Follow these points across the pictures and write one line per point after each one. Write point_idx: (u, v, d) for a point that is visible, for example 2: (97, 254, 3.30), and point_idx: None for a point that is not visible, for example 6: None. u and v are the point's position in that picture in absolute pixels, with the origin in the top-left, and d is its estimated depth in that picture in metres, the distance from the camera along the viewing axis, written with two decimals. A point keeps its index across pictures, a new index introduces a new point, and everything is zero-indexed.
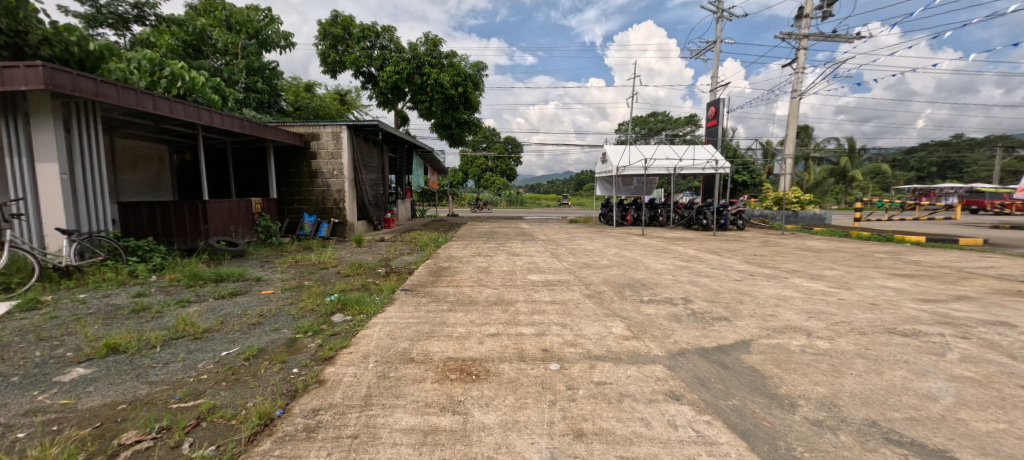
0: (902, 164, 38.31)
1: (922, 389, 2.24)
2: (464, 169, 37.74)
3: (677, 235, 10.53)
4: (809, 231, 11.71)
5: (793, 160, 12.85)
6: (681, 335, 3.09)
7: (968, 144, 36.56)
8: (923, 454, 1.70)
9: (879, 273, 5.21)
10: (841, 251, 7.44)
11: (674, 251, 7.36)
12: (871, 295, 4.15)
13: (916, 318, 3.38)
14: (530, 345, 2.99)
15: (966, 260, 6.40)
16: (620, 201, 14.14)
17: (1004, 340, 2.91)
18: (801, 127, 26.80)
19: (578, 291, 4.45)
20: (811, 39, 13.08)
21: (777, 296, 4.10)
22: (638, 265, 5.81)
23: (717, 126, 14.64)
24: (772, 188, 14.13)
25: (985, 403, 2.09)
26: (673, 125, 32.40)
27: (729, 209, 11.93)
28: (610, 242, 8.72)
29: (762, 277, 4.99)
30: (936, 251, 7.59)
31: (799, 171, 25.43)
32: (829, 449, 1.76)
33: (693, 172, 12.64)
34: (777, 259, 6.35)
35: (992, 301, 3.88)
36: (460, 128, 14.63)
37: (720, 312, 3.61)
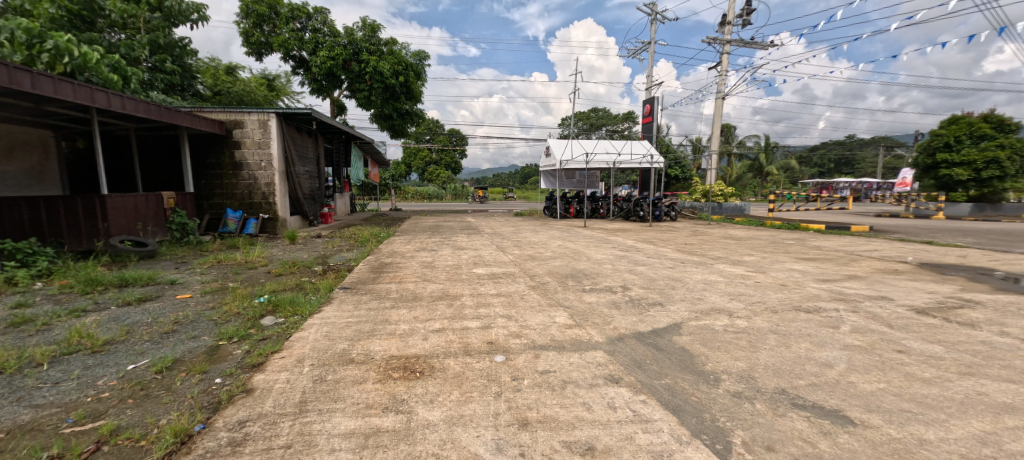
0: (807, 160, 43.31)
1: (822, 358, 2.55)
2: (408, 161, 36.96)
3: (617, 227, 11.08)
4: (732, 221, 12.85)
5: (718, 156, 13.97)
6: (620, 321, 3.24)
7: (858, 144, 42.19)
8: (821, 415, 1.94)
9: (788, 258, 5.85)
10: (757, 238, 8.26)
11: (613, 241, 7.72)
12: (782, 277, 4.64)
13: (817, 296, 3.84)
14: (475, 339, 2.97)
15: (854, 244, 7.39)
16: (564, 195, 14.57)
17: (884, 312, 3.39)
18: (725, 126, 29.27)
19: (523, 282, 4.50)
20: (734, 45, 14.19)
21: (704, 281, 4.44)
22: (581, 255, 6.02)
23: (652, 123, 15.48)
24: (700, 181, 15.28)
25: (870, 367, 2.42)
26: (613, 121, 33.91)
27: (663, 201, 12.73)
28: (554, 234, 8.93)
29: (692, 264, 5.38)
30: (832, 237, 8.68)
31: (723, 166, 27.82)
32: (746, 417, 1.94)
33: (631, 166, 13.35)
34: (704, 247, 6.88)
35: (875, 279, 4.52)
36: (402, 119, 14.14)
37: (655, 297, 3.85)
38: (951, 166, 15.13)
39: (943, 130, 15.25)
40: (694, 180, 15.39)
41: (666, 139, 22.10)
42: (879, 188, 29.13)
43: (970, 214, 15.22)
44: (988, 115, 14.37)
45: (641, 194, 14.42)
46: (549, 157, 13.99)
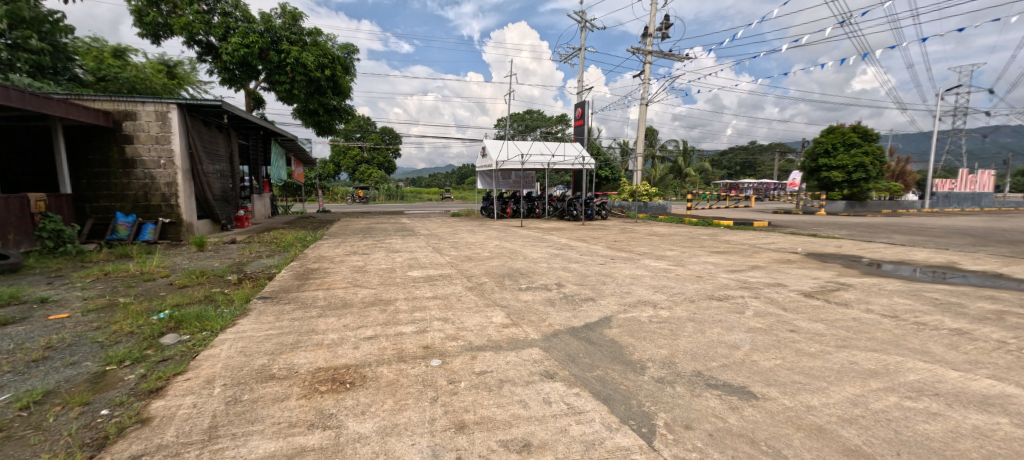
0: (718, 163, 48.05)
1: (731, 341, 2.83)
2: (337, 160, 34.95)
3: (552, 226, 11.42)
4: (656, 219, 13.84)
5: (642, 158, 14.99)
6: (555, 317, 3.33)
7: (758, 149, 47.77)
8: (731, 392, 2.15)
9: (703, 251, 6.44)
10: (678, 234, 8.98)
11: (549, 240, 7.94)
12: (698, 269, 5.09)
13: (727, 285, 4.27)
14: (410, 344, 2.87)
15: (756, 238, 8.35)
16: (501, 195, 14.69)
17: (780, 296, 3.86)
18: (649, 131, 31.53)
19: (460, 284, 4.45)
20: (654, 55, 15.31)
21: (632, 276, 4.72)
22: (518, 255, 6.10)
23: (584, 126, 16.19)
24: (628, 182, 16.27)
25: (769, 346, 2.74)
26: (547, 123, 34.94)
27: (595, 201, 13.36)
28: (491, 234, 8.95)
29: (621, 260, 5.70)
30: (738, 232, 9.71)
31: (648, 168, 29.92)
32: (669, 400, 2.09)
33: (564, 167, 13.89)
34: (632, 243, 7.33)
35: (772, 268, 5.13)
36: (329, 116, 13.32)
37: (588, 293, 4.02)
38: (831, 169, 17.65)
39: (824, 138, 17.77)
40: (622, 180, 16.35)
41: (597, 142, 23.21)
42: (775, 188, 33.22)
43: (845, 210, 17.80)
44: (856, 126, 16.95)
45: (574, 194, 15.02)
46: (485, 157, 14.00)
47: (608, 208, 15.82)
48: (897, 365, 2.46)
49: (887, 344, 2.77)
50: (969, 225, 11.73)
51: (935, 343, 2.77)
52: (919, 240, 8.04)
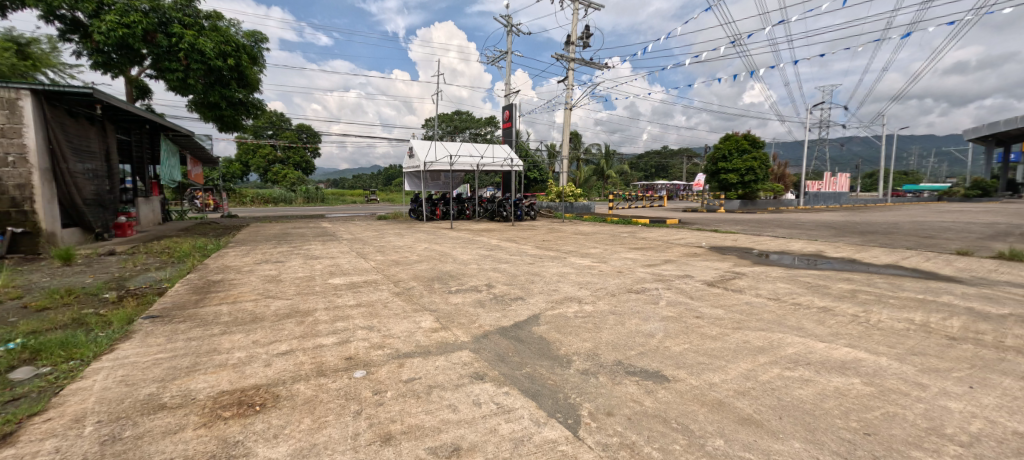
0: (636, 166, 51.85)
1: (647, 330, 3.06)
2: (245, 159, 31.66)
3: (483, 227, 11.46)
4: (581, 218, 14.55)
5: (568, 160, 15.66)
6: (485, 319, 3.33)
7: (670, 154, 52.48)
8: (646, 377, 2.33)
9: (623, 248, 6.90)
10: (601, 233, 9.53)
11: (479, 241, 7.95)
12: (619, 265, 5.44)
13: (643, 279, 4.62)
14: (331, 356, 2.68)
15: (668, 234, 9.16)
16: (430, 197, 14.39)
17: (688, 287, 4.27)
18: (573, 134, 33.08)
19: (387, 289, 4.27)
20: (577, 63, 16.09)
21: (559, 274, 4.90)
22: (447, 257, 6.02)
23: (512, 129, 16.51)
24: (554, 183, 16.89)
25: (679, 332, 3.01)
26: (477, 125, 35.02)
27: (524, 202, 13.69)
28: (420, 237, 8.73)
29: (548, 259, 5.89)
30: (654, 229, 10.58)
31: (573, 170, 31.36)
32: (592, 390, 2.20)
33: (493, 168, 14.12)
34: (559, 243, 7.62)
35: (681, 261, 5.66)
36: (233, 110, 12.02)
37: (517, 292, 4.09)
38: (728, 172, 20.00)
39: (722, 144, 20.05)
40: (550, 182, 16.93)
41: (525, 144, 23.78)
42: (684, 189, 36.75)
43: (739, 208, 20.32)
44: (747, 135, 19.35)
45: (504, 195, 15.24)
46: (412, 158, 13.61)
47: (536, 208, 16.27)
48: (780, 341, 2.85)
49: (772, 323, 3.19)
50: (831, 219, 14.06)
51: (807, 320, 3.25)
52: (795, 233, 9.43)
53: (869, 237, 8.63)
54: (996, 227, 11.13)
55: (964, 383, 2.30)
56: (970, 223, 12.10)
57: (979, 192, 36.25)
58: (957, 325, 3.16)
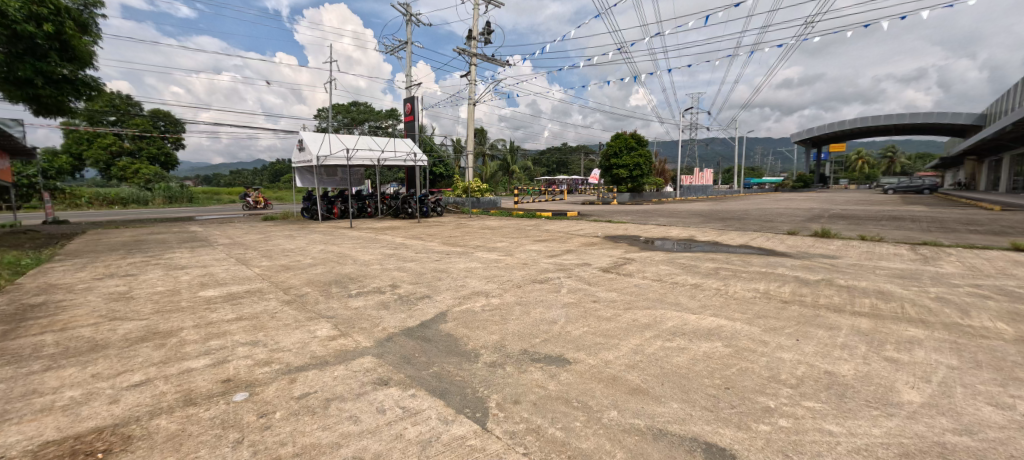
0: (539, 161, 54.24)
1: (550, 317, 3.23)
2: (75, 151, 25.56)
3: (386, 225, 10.93)
4: (489, 213, 14.77)
5: (473, 156, 15.75)
6: (389, 321, 3.18)
7: (569, 150, 56.03)
8: (550, 362, 2.46)
9: (528, 240, 7.17)
10: (507, 227, 9.77)
11: (382, 240, 7.56)
12: (524, 257, 5.64)
13: (546, 269, 4.86)
14: (203, 381, 2.30)
15: (568, 226, 9.77)
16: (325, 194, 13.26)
17: (586, 274, 4.60)
18: (478, 130, 33.34)
19: (275, 298, 3.82)
20: (479, 59, 16.17)
21: (466, 269, 4.90)
22: (346, 259, 5.61)
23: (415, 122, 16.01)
24: (461, 178, 16.85)
25: (579, 316, 3.23)
26: (376, 117, 33.18)
27: (429, 198, 13.42)
28: (314, 238, 7.98)
29: (456, 254, 5.86)
30: (556, 222, 11.19)
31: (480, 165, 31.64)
32: (500, 381, 2.24)
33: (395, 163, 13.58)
34: (466, 238, 7.62)
35: (580, 251, 6.09)
36: (57, 89, 9.53)
37: (423, 291, 3.99)
38: (619, 168, 21.99)
39: (613, 142, 22.08)
40: (456, 177, 16.84)
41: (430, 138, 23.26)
42: (583, 183, 39.58)
43: (629, 200, 22.25)
44: (634, 134, 21.59)
45: (409, 191, 14.74)
46: (303, 152, 12.38)
47: (443, 204, 16.14)
48: (662, 316, 3.23)
49: (655, 301, 3.61)
50: (699, 209, 16.40)
51: (683, 296, 3.74)
52: (673, 221, 10.79)
53: (727, 223, 10.26)
54: (811, 211, 14.11)
55: (793, 336, 2.87)
56: (795, 209, 15.15)
57: (801, 185, 45.64)
58: (788, 291, 3.93)
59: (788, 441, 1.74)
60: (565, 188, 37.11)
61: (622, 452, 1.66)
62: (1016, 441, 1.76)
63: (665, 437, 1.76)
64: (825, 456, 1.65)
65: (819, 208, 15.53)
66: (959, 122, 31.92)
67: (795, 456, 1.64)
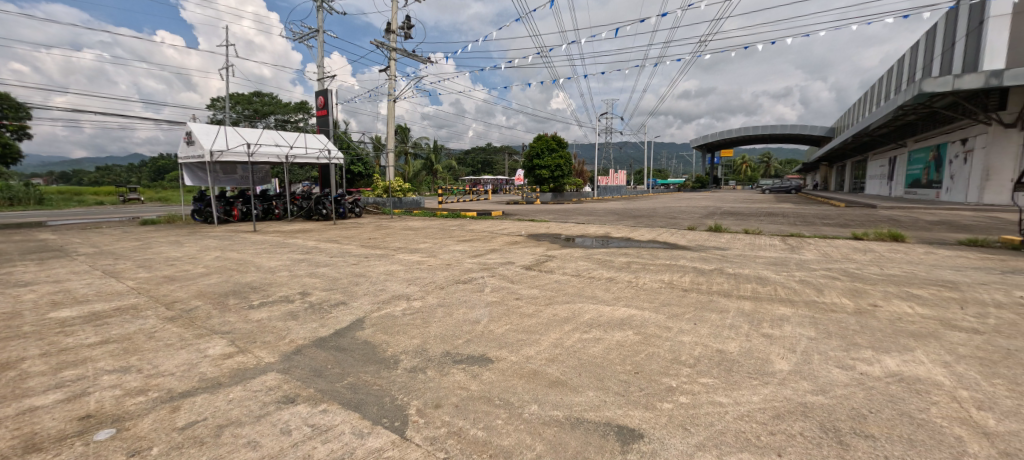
0: (464, 161, 54.05)
1: (473, 317, 3.22)
2: None
3: (297, 228, 10.07)
4: (412, 213, 14.37)
5: (395, 154, 15.18)
6: (297, 332, 2.92)
7: (494, 151, 56.68)
8: (472, 362, 2.45)
9: (452, 241, 7.09)
10: (431, 227, 9.57)
11: (291, 244, 6.94)
12: (448, 257, 5.56)
13: (470, 269, 4.84)
14: (50, 422, 1.89)
15: (492, 225, 9.89)
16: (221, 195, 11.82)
17: (510, 272, 4.68)
18: (400, 127, 32.24)
19: (155, 315, 3.29)
20: (399, 53, 15.62)
21: (386, 272, 4.69)
22: (247, 266, 5.04)
23: (329, 117, 15.01)
24: (381, 177, 16.16)
25: (502, 314, 3.28)
26: (284, 110, 30.30)
27: (346, 198, 12.67)
28: (207, 244, 7.04)
29: (375, 257, 5.59)
30: (480, 221, 11.25)
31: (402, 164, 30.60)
32: (420, 386, 2.18)
33: (306, 160, 12.62)
34: (386, 240, 7.31)
35: (504, 249, 6.18)
36: None
37: (338, 297, 3.73)
38: (541, 168, 22.83)
39: (535, 143, 22.87)
40: (376, 176, 16.10)
41: (346, 134, 21.91)
42: (508, 183, 40.30)
43: (551, 200, 23.10)
44: (554, 136, 22.61)
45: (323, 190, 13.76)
46: (191, 146, 10.88)
47: (362, 205, 15.33)
48: (579, 309, 3.40)
49: (574, 295, 3.79)
50: (613, 207, 17.65)
51: (599, 290, 3.98)
52: (590, 219, 11.47)
53: (636, 220, 11.17)
54: (706, 208, 15.98)
55: (690, 321, 3.21)
56: (693, 207, 16.97)
57: (699, 186, 51.42)
58: (688, 280, 4.38)
59: (686, 416, 1.93)
60: (490, 188, 37.52)
61: (541, 444, 1.70)
62: (855, 395, 2.15)
63: (581, 424, 1.85)
64: (716, 425, 1.86)
65: (712, 206, 17.57)
66: (814, 134, 38.46)
67: (692, 428, 1.83)
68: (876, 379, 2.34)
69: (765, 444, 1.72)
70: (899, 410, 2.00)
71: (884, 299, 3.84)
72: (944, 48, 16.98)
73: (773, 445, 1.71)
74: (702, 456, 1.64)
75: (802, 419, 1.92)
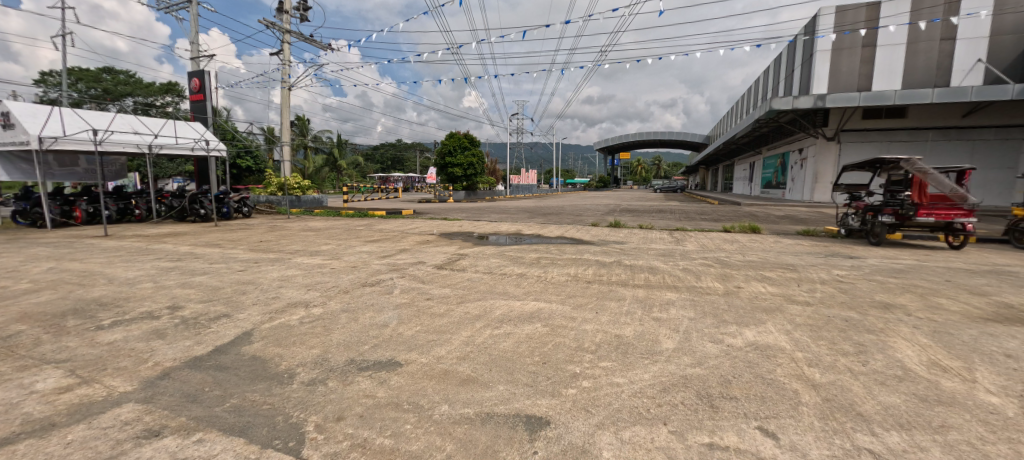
0: (372, 157, 51.33)
1: (381, 320, 3.07)
2: None
3: (166, 231, 8.60)
4: (312, 213, 13.23)
5: (291, 148, 13.80)
6: (166, 353, 2.50)
7: (405, 147, 54.78)
8: (380, 368, 2.34)
9: (358, 242, 6.69)
10: (334, 228, 8.90)
11: (157, 250, 5.89)
12: (353, 259, 5.22)
13: (378, 270, 4.62)
14: None
15: (402, 224, 9.56)
16: (55, 193, 9.68)
17: (421, 272, 4.57)
18: (297, 118, 29.38)
19: None
20: (294, 36, 14.17)
21: (280, 278, 4.24)
22: (95, 279, 4.15)
23: (206, 102, 13.08)
24: (275, 173, 14.59)
25: (412, 316, 3.19)
26: (144, 92, 25.45)
27: (230, 196, 11.20)
28: (33, 253, 5.64)
29: (266, 262, 5.02)
30: (389, 220, 10.80)
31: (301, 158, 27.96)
32: (320, 399, 2.01)
33: (176, 152, 10.87)
34: (281, 242, 6.61)
35: (415, 249, 6.01)
36: None
37: (219, 310, 3.27)
38: (454, 166, 22.67)
39: (447, 141, 22.60)
40: (268, 171, 14.47)
41: (230, 123, 19.31)
42: (420, 181, 39.27)
43: (465, 198, 23.07)
44: (466, 134, 22.58)
45: (200, 187, 11.98)
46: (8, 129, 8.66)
47: (252, 204, 13.68)
48: (491, 306, 3.45)
49: (485, 292, 3.84)
50: (524, 205, 18.28)
51: (510, 286, 4.09)
52: (502, 217, 11.71)
53: (545, 217, 11.70)
54: (607, 206, 17.35)
55: (592, 310, 3.46)
56: (596, 205, 18.31)
57: (602, 185, 55.68)
58: (591, 273, 4.72)
59: (588, 399, 2.08)
60: (401, 186, 36.18)
61: (451, 444, 1.70)
62: (723, 364, 2.52)
63: (491, 419, 1.88)
64: (613, 404, 2.03)
65: (612, 204, 19.17)
66: (694, 140, 44.14)
67: (593, 410, 1.98)
68: (738, 349, 2.76)
69: (653, 415, 1.94)
70: (754, 373, 2.40)
71: (745, 281, 4.57)
72: (787, 73, 20.70)
73: (659, 416, 1.94)
74: (601, 434, 1.78)
75: (683, 390, 2.19)
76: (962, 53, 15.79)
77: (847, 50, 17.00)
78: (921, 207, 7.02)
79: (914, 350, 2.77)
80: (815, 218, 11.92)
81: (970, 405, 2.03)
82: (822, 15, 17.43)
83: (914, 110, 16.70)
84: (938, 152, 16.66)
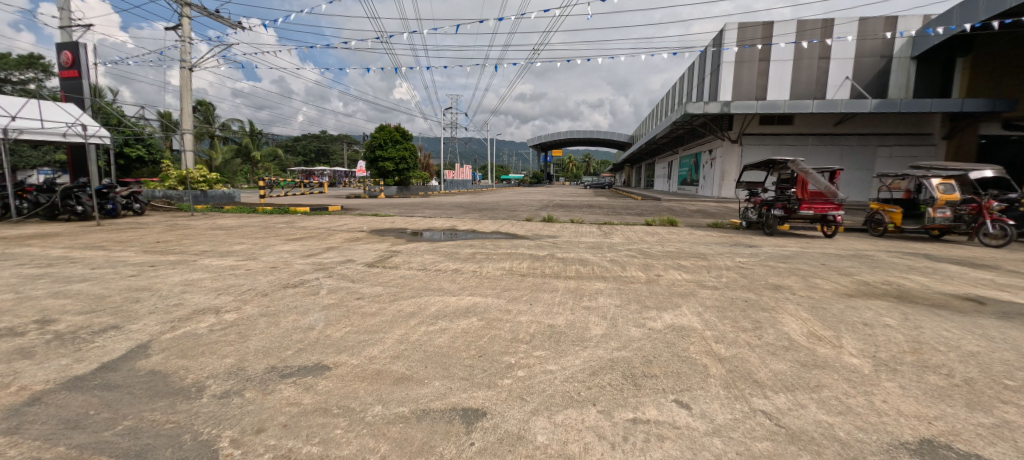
0: (291, 149, 47.55)
1: (305, 323, 2.88)
2: None
3: (30, 231, 7.21)
4: (221, 210, 11.93)
5: (193, 136, 12.26)
6: (35, 374, 2.11)
7: (331, 139, 51.52)
8: (306, 374, 2.21)
9: (278, 240, 6.16)
10: (249, 226, 8.10)
11: (16, 254, 4.90)
12: (272, 260, 4.80)
13: (301, 270, 4.31)
14: None
15: (328, 221, 9.00)
16: None
17: (350, 271, 4.34)
18: (201, 103, 26.21)
19: None
20: (195, 10, 12.56)
21: (184, 282, 3.78)
22: None
23: (82, 80, 11.15)
24: (173, 164, 12.87)
25: (341, 316, 3.04)
26: None
27: (117, 191, 9.72)
28: None
29: (165, 265, 4.43)
30: (313, 217, 10.09)
31: (205, 148, 24.97)
32: (235, 413, 1.84)
33: (44, 140, 9.17)
34: (184, 243, 5.88)
35: (343, 247, 5.69)
36: None
37: (108, 321, 2.84)
38: (384, 161, 21.78)
39: (377, 134, 21.66)
40: (165, 162, 12.75)
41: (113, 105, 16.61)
42: (348, 175, 37.21)
43: (396, 193, 22.30)
44: (397, 126, 21.88)
45: (76, 181, 10.20)
46: None
47: (144, 199, 11.96)
48: (425, 302, 3.41)
49: (420, 289, 3.78)
50: (459, 200, 18.17)
51: (445, 281, 4.06)
52: (437, 213, 11.54)
53: (480, 212, 11.71)
54: (541, 201, 17.79)
55: (526, 302, 3.57)
56: (530, 200, 18.75)
57: (536, 181, 57.08)
58: (526, 266, 4.84)
59: (523, 387, 2.16)
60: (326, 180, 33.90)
61: (385, 445, 1.66)
62: (644, 346, 2.75)
63: (426, 415, 1.87)
64: (546, 391, 2.12)
65: (546, 199, 19.75)
66: (620, 140, 47.01)
67: (528, 398, 2.05)
68: (659, 331, 3.02)
69: (583, 398, 2.06)
70: (672, 352, 2.65)
71: (664, 270, 5.00)
72: (699, 79, 22.83)
73: (589, 398, 2.07)
74: (536, 419, 1.86)
75: (611, 372, 2.35)
76: (834, 71, 18.61)
77: (748, 62, 19.11)
78: (803, 203, 8.22)
79: (797, 323, 3.24)
80: (722, 211, 13.34)
81: (838, 367, 2.44)
82: (727, 30, 19.40)
83: (799, 118, 19.35)
84: (818, 154, 19.48)
